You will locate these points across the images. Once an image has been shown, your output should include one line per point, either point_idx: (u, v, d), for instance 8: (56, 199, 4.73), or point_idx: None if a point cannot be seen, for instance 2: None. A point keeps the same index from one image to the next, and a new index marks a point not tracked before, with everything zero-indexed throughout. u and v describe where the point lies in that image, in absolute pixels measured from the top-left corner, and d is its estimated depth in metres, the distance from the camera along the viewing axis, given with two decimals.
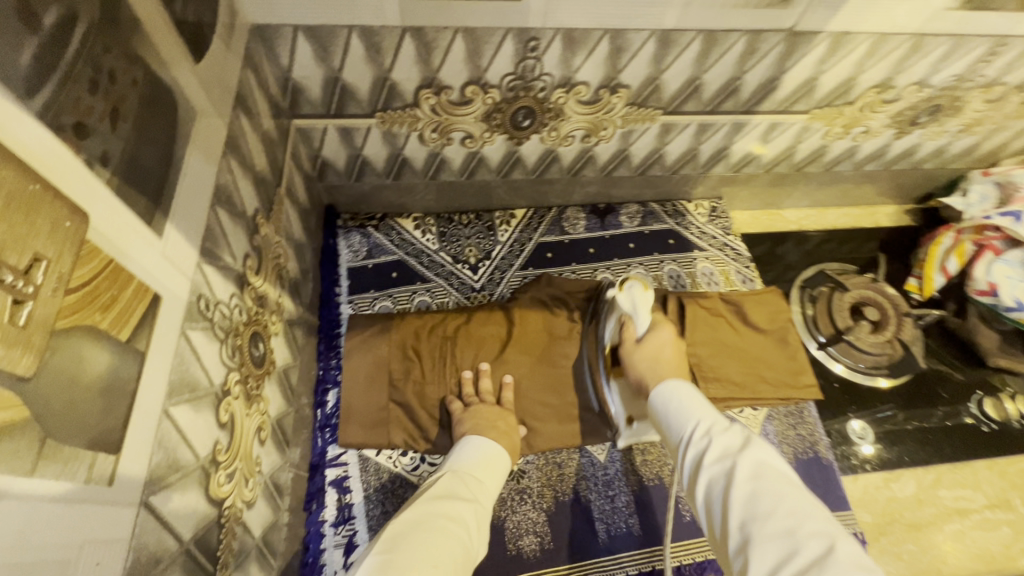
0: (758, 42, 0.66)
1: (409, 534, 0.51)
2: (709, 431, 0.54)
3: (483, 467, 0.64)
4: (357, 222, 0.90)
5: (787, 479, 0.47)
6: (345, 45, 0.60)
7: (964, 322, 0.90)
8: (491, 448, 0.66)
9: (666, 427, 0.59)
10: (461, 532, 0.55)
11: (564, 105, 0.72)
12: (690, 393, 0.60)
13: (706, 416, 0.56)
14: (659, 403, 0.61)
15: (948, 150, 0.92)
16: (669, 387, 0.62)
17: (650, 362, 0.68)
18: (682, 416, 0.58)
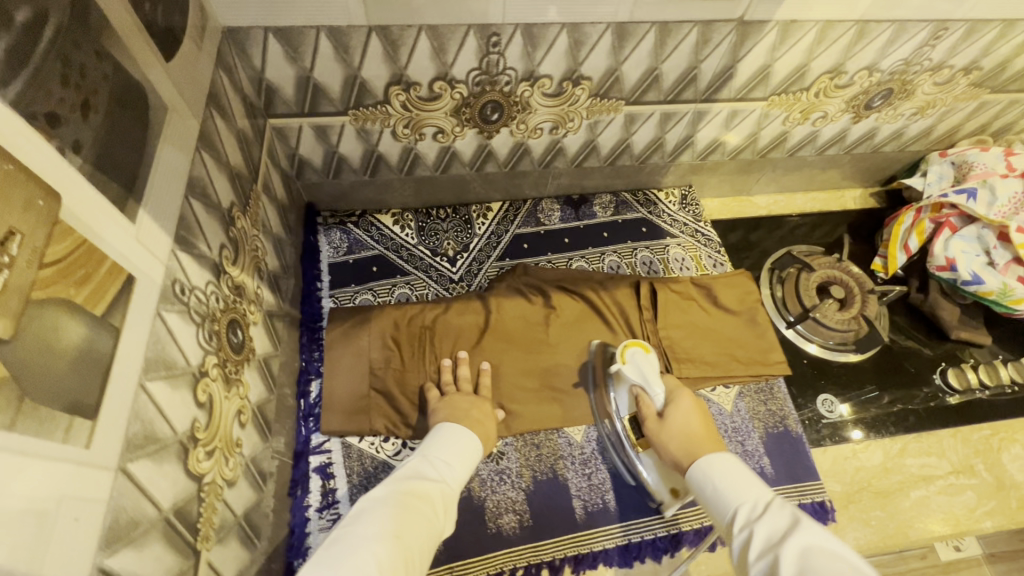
0: (711, 32, 0.69)
1: (377, 511, 0.54)
2: (750, 518, 0.54)
3: (452, 451, 0.66)
4: (336, 219, 0.93)
5: (834, 558, 0.45)
6: (315, 46, 0.63)
7: (925, 298, 0.93)
8: (461, 434, 0.69)
9: (715, 515, 0.59)
10: (428, 509, 0.57)
11: (529, 98, 0.75)
12: (725, 469, 0.61)
13: (748, 501, 0.56)
14: (700, 490, 0.62)
15: (905, 133, 0.96)
16: (705, 473, 0.62)
17: (676, 440, 0.69)
18: (724, 500, 0.58)
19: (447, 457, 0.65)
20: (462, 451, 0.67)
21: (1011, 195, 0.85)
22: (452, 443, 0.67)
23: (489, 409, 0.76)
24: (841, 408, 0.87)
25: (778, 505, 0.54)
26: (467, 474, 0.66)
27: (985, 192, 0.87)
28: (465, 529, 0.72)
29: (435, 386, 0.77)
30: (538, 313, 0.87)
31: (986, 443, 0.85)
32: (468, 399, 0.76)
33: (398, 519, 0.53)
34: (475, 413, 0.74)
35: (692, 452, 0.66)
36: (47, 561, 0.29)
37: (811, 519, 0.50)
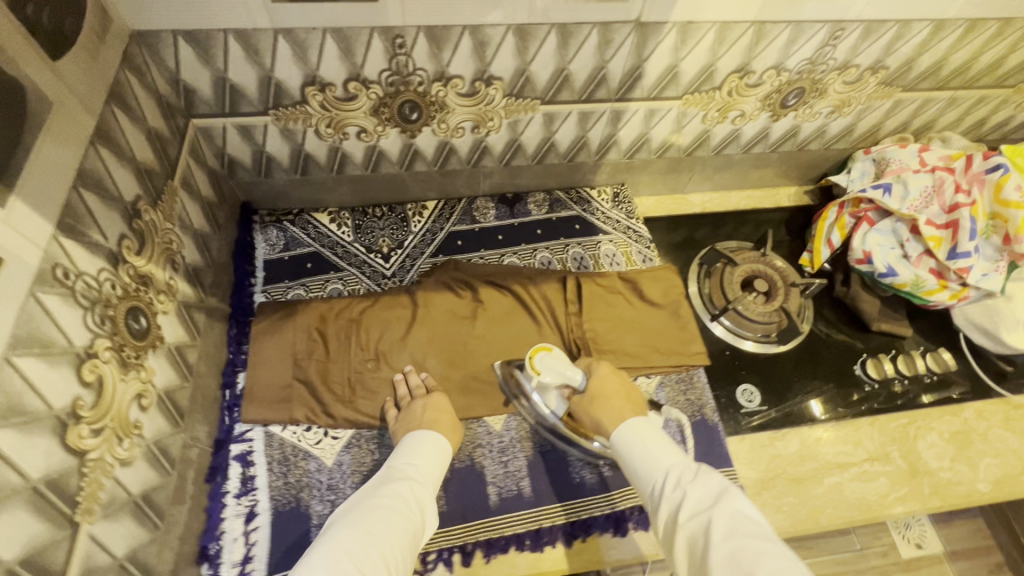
0: (610, 33, 0.72)
1: (352, 528, 0.60)
2: (677, 485, 0.59)
3: (420, 452, 0.71)
4: (273, 217, 0.95)
5: (757, 525, 0.53)
6: (225, 48, 0.66)
7: (847, 291, 0.96)
8: (428, 436, 0.72)
9: (636, 475, 0.64)
10: (404, 515, 0.63)
11: (445, 98, 0.78)
12: (652, 437, 0.64)
13: (672, 468, 0.61)
14: (623, 456, 0.66)
15: (828, 132, 0.98)
16: (630, 440, 0.65)
17: (596, 406, 0.71)
18: (650, 466, 0.62)
19: (416, 459, 0.70)
20: (432, 451, 0.71)
21: (922, 188, 0.87)
22: (421, 445, 0.71)
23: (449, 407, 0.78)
24: (815, 407, 0.88)
25: (706, 473, 0.59)
26: (441, 472, 0.72)
27: (899, 186, 0.89)
28: None
29: (393, 404, 0.80)
30: (466, 307, 0.90)
31: (903, 431, 0.87)
32: (423, 399, 0.78)
33: (373, 533, 0.60)
34: (437, 415, 0.76)
35: (615, 414, 0.69)
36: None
37: (736, 487, 0.57)
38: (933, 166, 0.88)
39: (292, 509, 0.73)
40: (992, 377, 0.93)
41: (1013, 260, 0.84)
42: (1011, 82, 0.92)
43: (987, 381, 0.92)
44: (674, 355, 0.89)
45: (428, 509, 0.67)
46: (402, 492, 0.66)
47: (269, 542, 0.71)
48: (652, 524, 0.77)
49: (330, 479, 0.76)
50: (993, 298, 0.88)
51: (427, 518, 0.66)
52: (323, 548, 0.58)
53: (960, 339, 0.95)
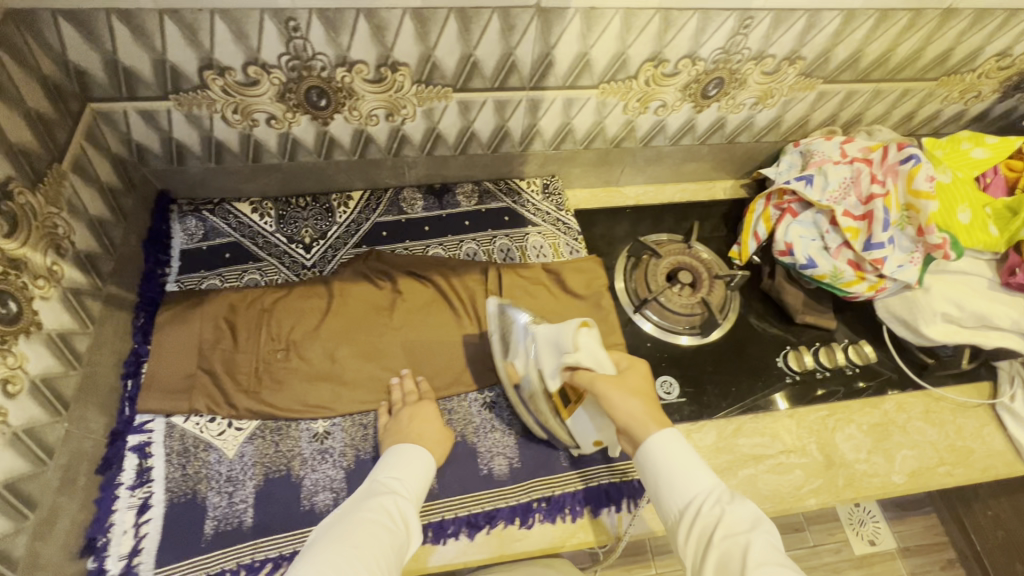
0: (512, 18, 0.71)
1: (337, 546, 0.57)
2: (708, 509, 0.58)
3: (404, 468, 0.70)
4: (192, 207, 0.93)
5: (783, 556, 0.54)
6: (110, 30, 0.65)
7: (773, 283, 0.96)
8: (410, 450, 0.72)
9: (663, 487, 0.62)
10: (389, 530, 0.62)
11: (351, 84, 0.77)
12: (684, 453, 0.62)
13: (702, 490, 0.60)
14: (647, 466, 0.64)
15: (755, 123, 0.98)
16: (660, 451, 0.63)
17: (632, 394, 0.67)
18: (680, 483, 0.61)
19: (399, 474, 0.69)
20: (414, 464, 0.70)
21: (841, 179, 0.88)
22: (407, 459, 0.71)
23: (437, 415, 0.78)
24: (779, 402, 0.88)
25: (738, 497, 0.59)
26: (425, 487, 0.70)
27: (820, 177, 0.89)
28: (277, 506, 0.73)
29: (387, 410, 0.80)
30: (385, 298, 0.89)
31: (822, 423, 0.87)
32: (413, 407, 0.78)
33: (360, 546, 0.58)
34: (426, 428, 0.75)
35: (650, 409, 0.66)
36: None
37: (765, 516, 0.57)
38: (853, 157, 0.89)
39: (188, 501, 0.72)
40: (914, 370, 0.93)
41: (928, 252, 0.84)
42: (933, 75, 0.92)
43: (910, 373, 0.92)
44: None
45: (415, 524, 0.65)
46: (386, 507, 0.64)
47: (160, 535, 0.69)
48: (558, 517, 0.76)
49: (231, 470, 0.74)
50: (910, 290, 0.88)
51: (412, 534, 0.64)
52: (313, 566, 0.55)
53: (884, 332, 0.95)
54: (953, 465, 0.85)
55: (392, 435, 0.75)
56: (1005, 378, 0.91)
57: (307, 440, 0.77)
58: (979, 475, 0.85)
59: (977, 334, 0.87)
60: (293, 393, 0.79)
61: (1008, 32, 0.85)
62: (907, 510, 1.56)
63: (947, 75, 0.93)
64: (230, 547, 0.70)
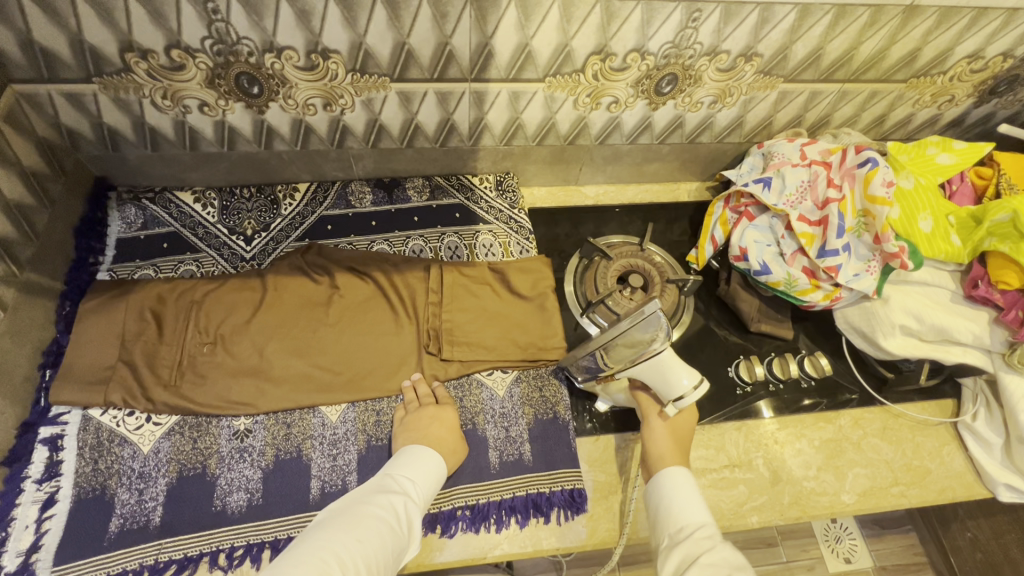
0: (443, 5, 0.68)
1: (341, 534, 0.58)
2: (696, 540, 0.59)
3: (421, 471, 0.69)
4: (132, 194, 0.91)
5: None
6: (20, 7, 0.63)
7: (730, 289, 0.92)
8: (429, 456, 0.71)
9: (665, 516, 0.64)
10: (393, 532, 0.62)
11: (283, 71, 0.75)
12: (691, 492, 0.65)
13: (699, 525, 0.61)
14: (655, 497, 0.67)
15: (715, 123, 0.94)
16: (670, 481, 0.66)
17: (671, 432, 0.71)
18: (677, 514, 0.63)
19: (415, 478, 0.68)
20: (427, 467, 0.70)
21: (799, 183, 0.83)
22: (426, 464, 0.70)
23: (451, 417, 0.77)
24: (765, 412, 0.84)
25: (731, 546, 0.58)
26: (435, 495, 0.70)
27: (778, 180, 0.85)
28: (188, 506, 0.70)
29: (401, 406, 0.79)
30: (322, 293, 0.86)
31: (772, 437, 0.83)
32: (432, 410, 0.76)
33: (364, 542, 0.58)
34: (442, 432, 0.74)
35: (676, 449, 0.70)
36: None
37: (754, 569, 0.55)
38: (812, 160, 0.85)
39: (96, 497, 0.69)
40: (873, 385, 0.88)
41: (886, 261, 0.80)
42: (901, 76, 0.88)
43: (869, 389, 0.87)
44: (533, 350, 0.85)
45: (417, 530, 0.65)
46: (396, 508, 0.64)
47: (63, 531, 0.67)
48: (482, 526, 0.73)
49: (144, 466, 0.72)
50: (869, 301, 0.85)
51: (411, 541, 0.64)
52: (312, 545, 0.57)
53: (843, 344, 0.91)
54: (907, 486, 0.80)
55: (402, 434, 0.74)
56: (969, 396, 0.87)
57: (226, 438, 0.75)
58: (934, 497, 0.80)
59: (939, 348, 0.83)
60: (215, 388, 0.77)
61: (978, 31, 0.81)
62: (886, 528, 1.49)
63: (916, 76, 0.89)
64: (133, 546, 0.67)
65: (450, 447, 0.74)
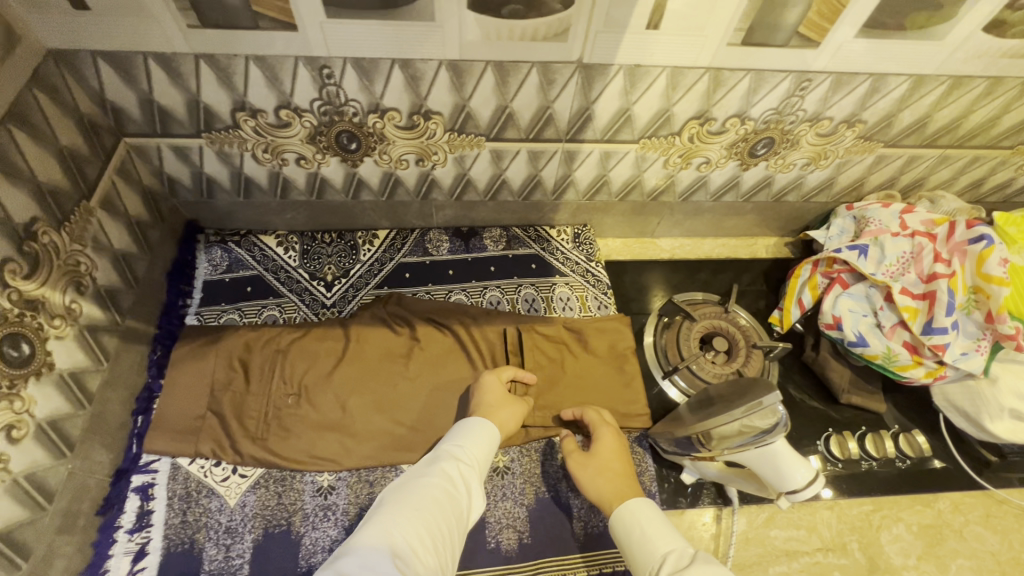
0: (552, 73, 0.68)
1: (396, 504, 0.59)
2: (677, 567, 0.57)
3: (472, 438, 0.68)
4: (219, 237, 0.93)
5: None
6: (147, 70, 0.65)
7: (817, 356, 0.88)
8: (475, 423, 0.71)
9: (637, 559, 0.61)
10: (449, 496, 0.61)
11: (383, 130, 0.75)
12: (655, 519, 0.63)
13: (674, 549, 0.59)
14: (622, 539, 0.64)
15: (805, 183, 0.92)
16: (633, 515, 0.64)
17: (602, 475, 0.70)
18: (648, 550, 0.60)
19: (463, 441, 0.68)
20: (478, 433, 0.69)
21: (900, 253, 0.81)
22: (471, 427, 0.70)
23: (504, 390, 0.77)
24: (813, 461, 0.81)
25: (700, 556, 0.56)
26: (489, 455, 0.69)
27: (875, 249, 0.82)
28: (274, 565, 0.70)
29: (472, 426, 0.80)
30: (403, 345, 0.85)
31: (866, 519, 0.78)
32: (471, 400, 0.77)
33: (421, 511, 0.58)
34: (484, 398, 0.76)
35: (618, 484, 0.69)
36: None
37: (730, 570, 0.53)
38: (914, 230, 0.82)
39: (184, 551, 0.69)
40: (974, 467, 0.83)
41: (996, 339, 0.76)
42: (1009, 143, 0.84)
43: (969, 471, 0.83)
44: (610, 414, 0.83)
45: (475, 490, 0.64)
46: (449, 473, 0.64)
47: None
48: None
49: (230, 521, 0.72)
50: (974, 380, 0.80)
51: (475, 502, 0.64)
52: (371, 518, 0.58)
53: (941, 422, 0.86)
54: None
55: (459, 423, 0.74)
56: None
57: (310, 494, 0.74)
58: None
59: None
60: (300, 443, 0.76)
61: None
62: None
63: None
64: None
65: (492, 408, 0.74)
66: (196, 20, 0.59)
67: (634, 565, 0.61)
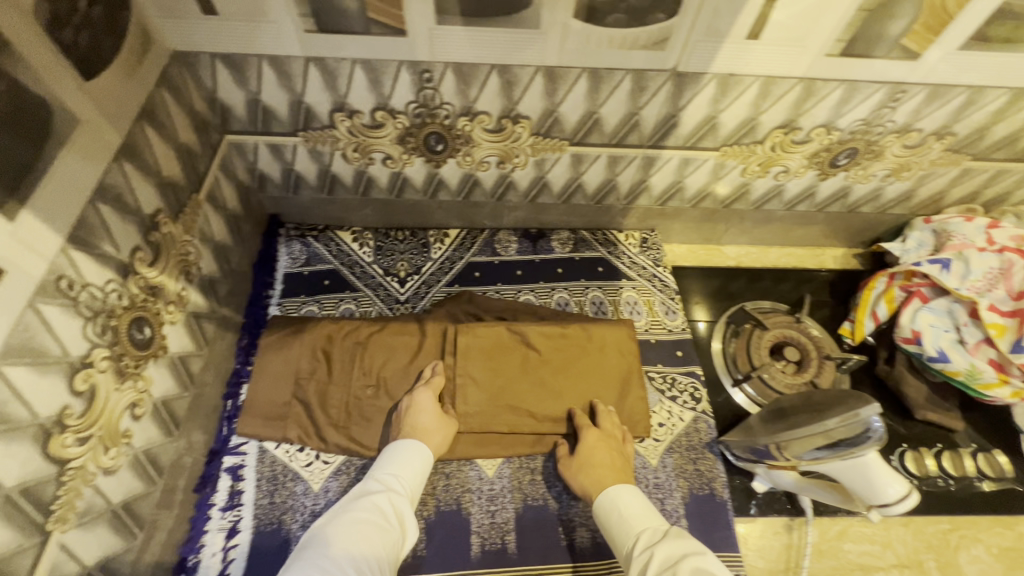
0: (645, 80, 0.69)
1: (323, 547, 0.61)
2: (651, 543, 0.62)
3: (401, 466, 0.71)
4: (299, 231, 0.97)
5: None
6: (259, 71, 0.68)
7: (892, 369, 0.87)
8: (406, 446, 0.73)
9: (616, 537, 0.66)
10: (379, 529, 0.64)
11: (471, 132, 0.77)
12: (634, 501, 0.69)
13: (648, 528, 0.65)
14: (604, 516, 0.69)
15: (882, 195, 0.91)
16: (613, 500, 0.70)
17: (584, 470, 0.74)
18: (625, 528, 0.66)
19: (396, 471, 0.71)
20: (412, 461, 0.72)
21: (986, 269, 0.79)
22: (404, 453, 0.72)
23: (438, 405, 0.78)
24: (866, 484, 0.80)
25: (672, 532, 0.62)
26: (420, 479, 0.72)
27: (959, 264, 0.81)
28: None
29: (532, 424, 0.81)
30: None
31: (943, 538, 0.77)
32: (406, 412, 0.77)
33: (353, 548, 0.60)
34: (418, 419, 0.75)
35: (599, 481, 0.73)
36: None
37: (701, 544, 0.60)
38: (1001, 246, 0.80)
39: (273, 531, 0.73)
40: None
41: None
42: None
43: None
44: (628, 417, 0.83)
45: (407, 520, 0.67)
46: (383, 509, 0.66)
47: (245, 563, 0.70)
48: None
49: (315, 504, 0.75)
50: None
51: (408, 531, 0.67)
52: (299, 563, 0.59)
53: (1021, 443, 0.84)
54: None
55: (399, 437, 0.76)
56: None
57: None
58: None
59: None
60: (381, 433, 0.79)
61: None
62: None
63: None
64: None
65: (425, 430, 0.75)
66: (314, 24, 0.62)
67: (613, 543, 0.67)
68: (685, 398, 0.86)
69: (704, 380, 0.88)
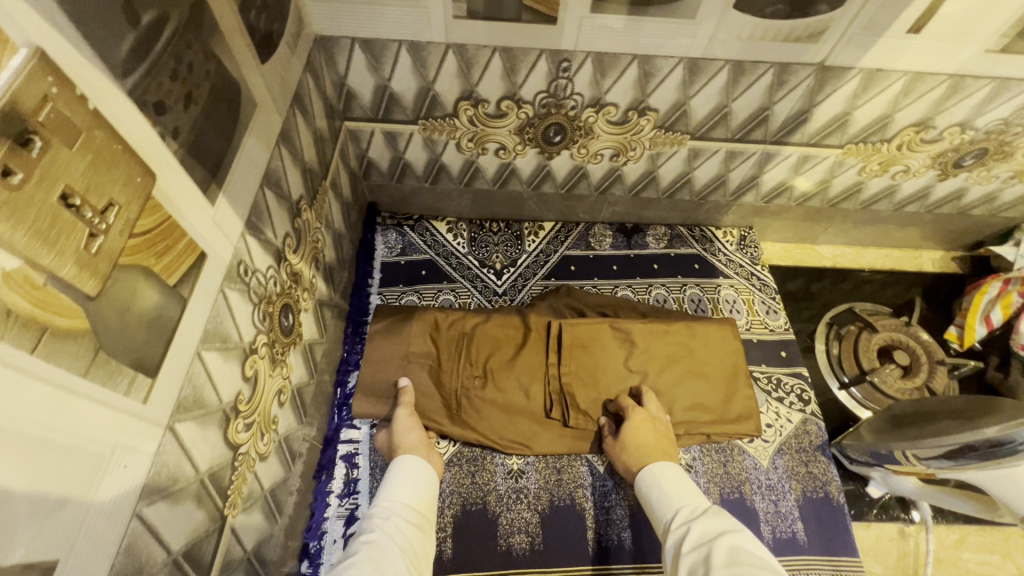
0: (788, 74, 0.67)
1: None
2: (688, 518, 0.59)
3: (396, 487, 0.64)
4: (395, 221, 0.96)
5: (760, 559, 0.51)
6: (396, 57, 0.67)
7: (1005, 378, 0.86)
8: (397, 467, 0.67)
9: (655, 514, 0.64)
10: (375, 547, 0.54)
11: (593, 124, 0.76)
12: (675, 477, 0.66)
13: (688, 504, 0.62)
14: (645, 490, 0.67)
15: (999, 198, 0.89)
16: (653, 476, 0.67)
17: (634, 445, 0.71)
18: (664, 505, 0.64)
19: (386, 495, 0.64)
20: (403, 481, 0.65)
21: None
22: (393, 475, 0.66)
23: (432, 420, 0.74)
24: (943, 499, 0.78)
25: (713, 509, 0.59)
26: (417, 496, 0.64)
27: None
28: (476, 541, 0.73)
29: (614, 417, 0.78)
30: None
31: None
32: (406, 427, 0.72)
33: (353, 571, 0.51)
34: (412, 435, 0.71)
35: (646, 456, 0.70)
36: (44, 530, 0.29)
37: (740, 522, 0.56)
38: None
39: None
40: None
41: None
42: None
43: None
44: (735, 422, 0.80)
45: (406, 538, 0.58)
46: (377, 528, 0.58)
47: None
48: None
49: None
50: None
51: (412, 548, 0.57)
52: None
53: None
54: None
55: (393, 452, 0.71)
56: None
57: (502, 476, 0.77)
58: None
59: None
60: (491, 425, 0.78)
61: None
62: None
63: None
64: None
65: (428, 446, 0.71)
66: (465, 11, 0.60)
67: (654, 519, 0.65)
68: (793, 399, 0.84)
69: (810, 382, 0.86)
